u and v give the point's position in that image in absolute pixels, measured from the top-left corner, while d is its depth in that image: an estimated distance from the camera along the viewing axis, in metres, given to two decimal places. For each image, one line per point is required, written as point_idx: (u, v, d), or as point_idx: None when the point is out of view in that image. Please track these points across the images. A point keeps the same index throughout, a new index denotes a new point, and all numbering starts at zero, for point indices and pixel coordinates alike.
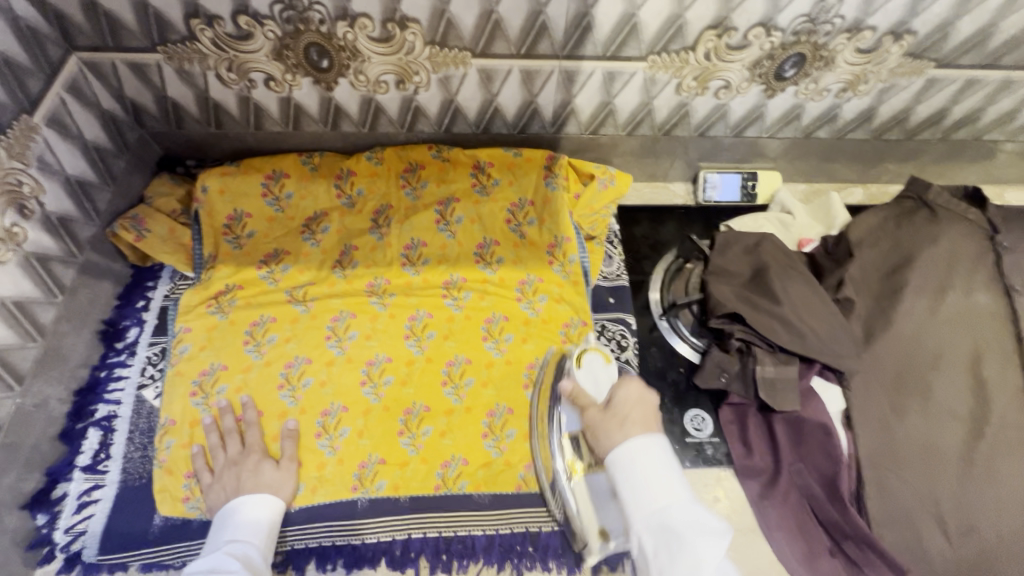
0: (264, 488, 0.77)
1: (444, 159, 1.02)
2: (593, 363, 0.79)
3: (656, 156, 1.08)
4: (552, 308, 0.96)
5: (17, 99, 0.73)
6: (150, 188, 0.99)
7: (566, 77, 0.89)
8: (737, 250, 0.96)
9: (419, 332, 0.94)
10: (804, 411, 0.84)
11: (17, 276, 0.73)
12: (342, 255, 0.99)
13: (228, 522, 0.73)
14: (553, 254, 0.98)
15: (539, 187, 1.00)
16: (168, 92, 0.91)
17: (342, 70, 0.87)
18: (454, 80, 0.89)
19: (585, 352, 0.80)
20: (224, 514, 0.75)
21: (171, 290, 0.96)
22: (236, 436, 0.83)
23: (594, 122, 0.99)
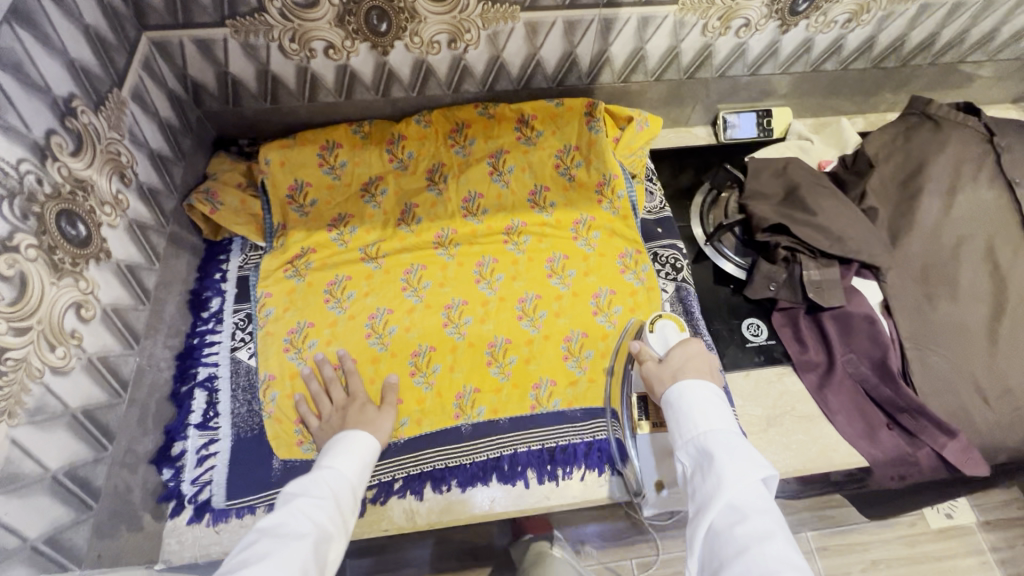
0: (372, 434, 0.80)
1: (489, 116, 1.08)
2: (666, 328, 0.81)
3: (680, 100, 1.17)
4: (608, 242, 1.03)
5: (109, 73, 0.77)
6: (212, 166, 1.03)
7: (605, 26, 0.97)
8: (768, 174, 1.06)
9: (489, 275, 1.00)
10: (850, 305, 0.94)
11: (126, 240, 0.77)
12: (405, 213, 1.04)
13: (330, 450, 0.72)
14: (602, 192, 1.06)
15: (581, 132, 1.08)
16: (230, 68, 0.95)
17: (399, 33, 0.93)
18: (502, 35, 0.96)
19: (657, 319, 0.82)
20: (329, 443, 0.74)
21: (244, 261, 1.00)
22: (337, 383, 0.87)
23: (626, 70, 1.07)
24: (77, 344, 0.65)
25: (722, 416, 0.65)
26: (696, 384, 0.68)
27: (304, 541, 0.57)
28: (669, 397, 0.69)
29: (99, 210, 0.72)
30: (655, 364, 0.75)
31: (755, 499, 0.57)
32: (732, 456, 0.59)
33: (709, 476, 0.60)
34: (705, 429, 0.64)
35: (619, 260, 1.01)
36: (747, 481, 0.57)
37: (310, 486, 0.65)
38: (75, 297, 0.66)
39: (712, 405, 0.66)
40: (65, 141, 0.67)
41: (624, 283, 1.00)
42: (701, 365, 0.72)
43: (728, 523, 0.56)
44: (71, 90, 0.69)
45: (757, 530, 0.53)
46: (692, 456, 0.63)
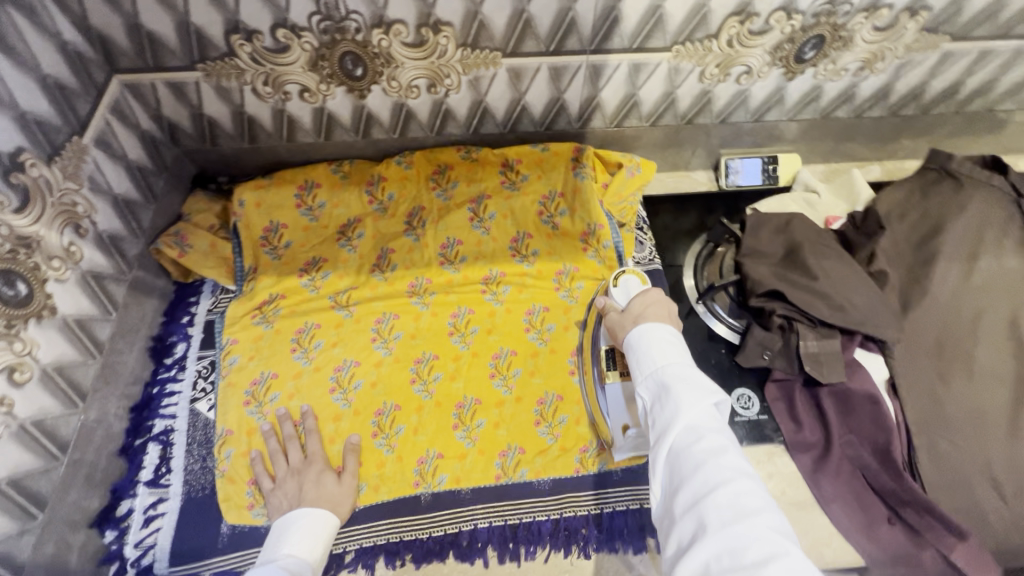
0: (321, 502, 0.77)
1: (473, 159, 1.04)
2: (629, 282, 0.84)
3: (679, 145, 1.11)
4: (590, 296, 0.97)
5: (69, 121, 0.75)
6: (187, 206, 1.00)
7: (593, 72, 0.91)
8: (768, 230, 0.98)
9: (463, 327, 0.95)
10: (851, 382, 0.86)
11: (77, 293, 0.75)
12: (380, 259, 1.00)
13: (287, 534, 0.72)
14: (587, 242, 1.00)
15: (568, 179, 1.02)
16: (204, 109, 0.92)
17: (376, 77, 0.89)
18: (484, 81, 0.91)
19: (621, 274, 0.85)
20: (280, 528, 0.73)
21: (214, 304, 0.97)
22: (294, 442, 0.83)
23: (619, 115, 1.01)
24: (5, 411, 0.63)
25: (679, 353, 0.64)
26: (654, 329, 0.67)
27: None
28: (631, 339, 0.69)
29: (45, 266, 0.69)
30: (616, 313, 0.76)
31: (711, 419, 0.57)
32: (688, 387, 0.59)
33: (666, 403, 0.59)
34: (663, 363, 0.62)
35: None
36: (703, 405, 0.57)
37: (272, 571, 0.64)
38: (7, 362, 0.63)
39: (671, 345, 0.65)
40: (8, 198, 0.64)
41: None
42: (658, 305, 0.74)
43: (687, 441, 0.55)
44: (19, 144, 0.66)
45: (713, 449, 0.54)
46: (651, 391, 0.62)
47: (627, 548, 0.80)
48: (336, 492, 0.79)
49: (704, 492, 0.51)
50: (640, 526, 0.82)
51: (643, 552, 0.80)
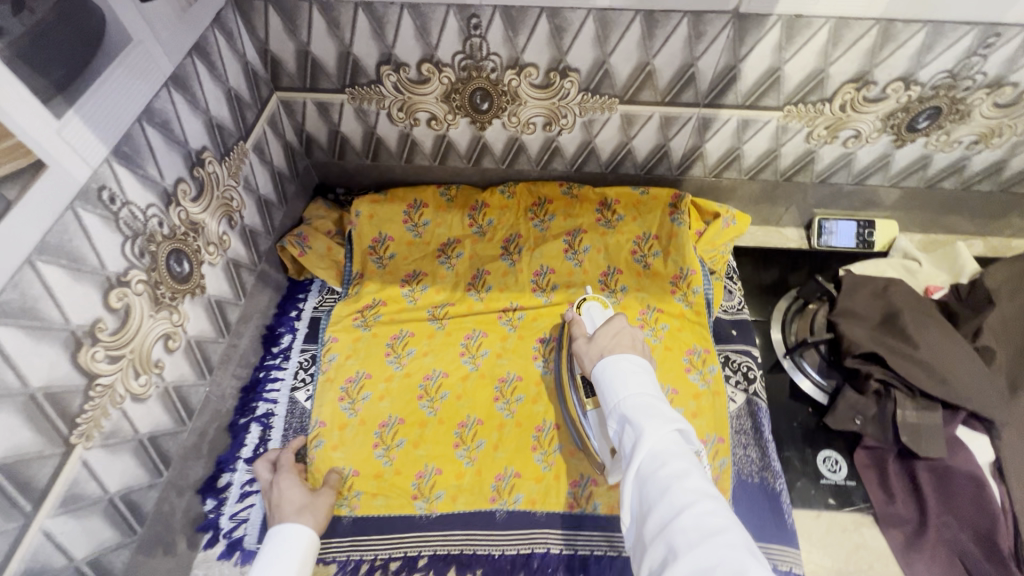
0: (291, 515, 0.75)
1: (572, 196, 1.10)
2: (592, 309, 0.90)
3: (773, 200, 1.12)
4: (675, 336, 0.98)
5: (239, 128, 0.86)
6: (308, 211, 1.11)
7: (702, 124, 0.96)
8: (865, 293, 0.97)
9: (547, 353, 0.98)
10: (952, 460, 0.82)
11: (221, 277, 0.83)
12: (475, 279, 1.06)
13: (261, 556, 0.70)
14: (677, 285, 1.02)
15: (664, 222, 1.05)
16: (340, 128, 1.03)
17: (499, 112, 0.97)
18: (597, 123, 0.97)
19: (585, 301, 0.92)
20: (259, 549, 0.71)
21: (319, 303, 1.05)
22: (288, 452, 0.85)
23: (719, 166, 1.04)
24: (158, 372, 0.70)
25: (641, 380, 0.68)
26: (618, 359, 0.72)
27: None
28: (596, 374, 0.73)
29: (204, 250, 0.78)
30: (585, 343, 0.81)
31: (676, 448, 0.59)
32: (649, 414, 0.62)
33: (632, 430, 0.62)
34: (625, 394, 0.67)
35: (686, 356, 0.96)
36: (666, 434, 0.60)
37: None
38: (166, 329, 0.71)
39: (634, 374, 0.69)
40: (189, 188, 0.74)
41: (687, 383, 0.94)
42: (622, 343, 0.77)
43: (652, 470, 0.58)
44: (204, 143, 0.77)
45: (675, 473, 0.56)
46: (615, 424, 0.67)
47: None
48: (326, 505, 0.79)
49: (671, 517, 0.53)
50: None
51: None
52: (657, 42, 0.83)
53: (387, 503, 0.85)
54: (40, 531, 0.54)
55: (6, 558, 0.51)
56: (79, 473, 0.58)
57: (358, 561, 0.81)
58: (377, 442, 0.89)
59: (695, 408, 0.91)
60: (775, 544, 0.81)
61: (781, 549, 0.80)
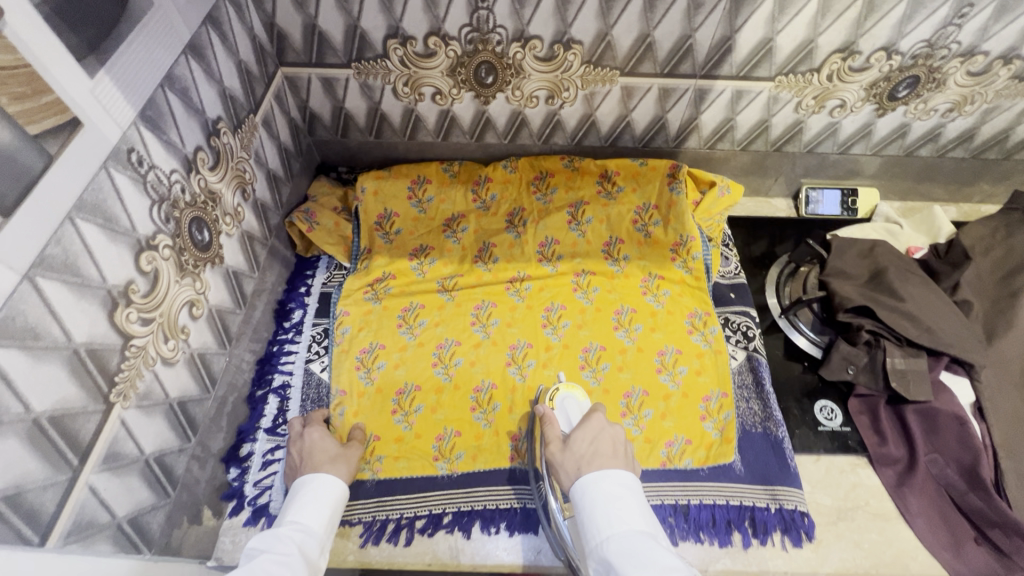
0: (326, 461, 0.77)
1: (573, 169, 1.13)
2: (567, 402, 0.85)
3: (764, 171, 1.18)
4: (676, 301, 1.03)
5: (249, 101, 0.86)
6: (312, 189, 1.12)
7: (698, 95, 1.00)
8: (852, 253, 1.03)
9: (555, 321, 1.01)
10: (938, 402, 0.88)
11: (237, 249, 0.84)
12: (482, 251, 1.08)
13: (296, 499, 0.71)
14: (677, 252, 1.06)
15: (662, 193, 1.09)
16: (345, 104, 1.04)
17: (503, 86, 0.99)
18: (598, 96, 1.00)
19: (559, 392, 0.87)
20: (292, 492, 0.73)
21: (328, 278, 1.06)
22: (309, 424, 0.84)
23: (714, 137, 1.09)
24: (184, 339, 0.71)
25: (628, 514, 0.62)
26: (600, 478, 0.66)
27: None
28: (575, 496, 0.67)
29: (221, 221, 0.79)
30: (560, 451, 0.73)
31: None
32: (641, 568, 0.56)
33: None
34: (609, 535, 0.61)
35: (688, 319, 1.01)
36: None
37: (273, 542, 0.63)
38: (190, 295, 0.72)
39: (618, 503, 0.63)
40: (207, 157, 0.74)
41: (690, 343, 0.99)
42: (600, 444, 0.72)
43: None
44: (219, 114, 0.77)
45: None
46: (598, 569, 0.60)
47: (713, 540, 0.83)
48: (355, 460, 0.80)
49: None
50: (727, 520, 0.84)
51: (730, 546, 0.82)
52: (657, 14, 0.86)
53: (409, 465, 0.87)
54: (86, 486, 0.55)
55: (57, 510, 0.52)
56: (119, 431, 0.59)
57: (384, 520, 0.83)
58: (395, 409, 0.91)
59: (699, 366, 0.96)
60: (779, 486, 0.86)
61: (785, 490, 0.85)
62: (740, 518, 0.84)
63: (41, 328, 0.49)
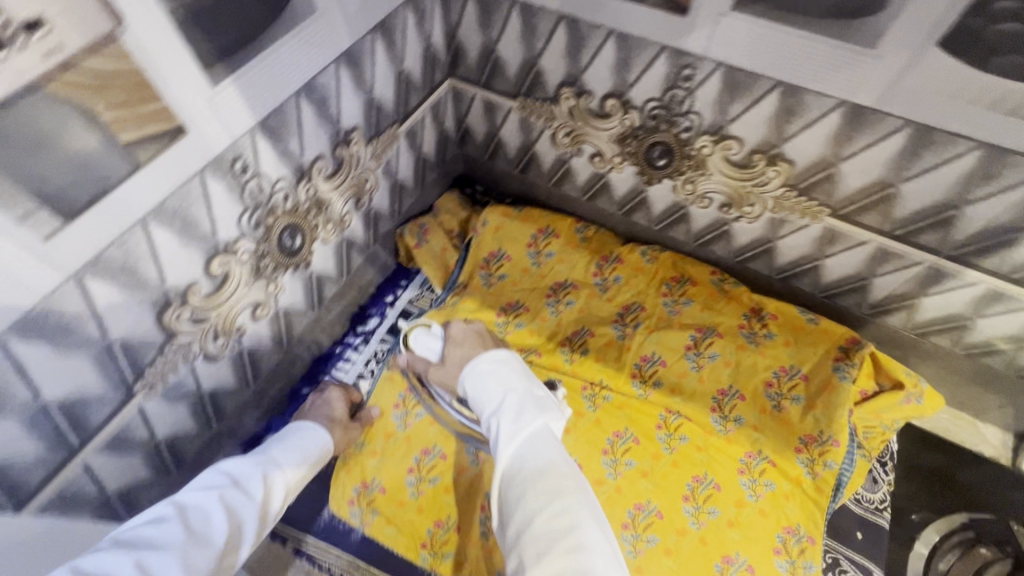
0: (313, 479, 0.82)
1: (721, 288, 0.92)
2: (418, 336, 0.79)
3: (987, 391, 0.84)
4: (776, 504, 0.80)
5: (399, 111, 0.81)
6: (440, 200, 1.06)
7: (932, 274, 0.72)
8: None
9: (619, 454, 0.85)
10: None
11: (330, 254, 0.81)
12: (576, 336, 0.94)
13: (283, 439, 0.72)
14: (806, 445, 0.81)
15: (822, 364, 0.84)
16: (500, 131, 0.94)
17: (674, 173, 0.81)
18: (789, 225, 0.78)
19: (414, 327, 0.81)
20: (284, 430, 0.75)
21: (415, 297, 1.01)
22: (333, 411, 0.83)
23: (930, 326, 0.80)
24: (237, 337, 0.70)
25: (508, 379, 0.63)
26: (480, 359, 0.66)
27: (253, 495, 0.60)
28: (459, 379, 0.67)
29: (321, 227, 0.76)
30: (441, 368, 0.75)
31: (539, 441, 0.56)
32: (519, 412, 0.58)
33: (495, 425, 0.58)
34: (491, 398, 0.61)
35: (781, 536, 0.78)
36: (530, 427, 0.57)
37: (244, 468, 0.63)
38: (258, 298, 0.70)
39: (499, 375, 0.63)
40: (326, 166, 0.71)
41: (768, 567, 0.76)
42: (467, 347, 0.72)
43: (512, 470, 0.53)
44: (357, 123, 0.73)
45: (535, 471, 0.52)
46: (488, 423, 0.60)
47: None
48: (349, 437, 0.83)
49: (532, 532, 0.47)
50: None
51: None
52: (917, 165, 0.62)
53: (394, 535, 0.79)
54: (81, 464, 0.56)
55: (43, 483, 0.53)
56: (132, 419, 0.59)
57: None
58: (412, 469, 0.83)
59: None
60: None
61: None
62: None
63: (76, 324, 0.49)
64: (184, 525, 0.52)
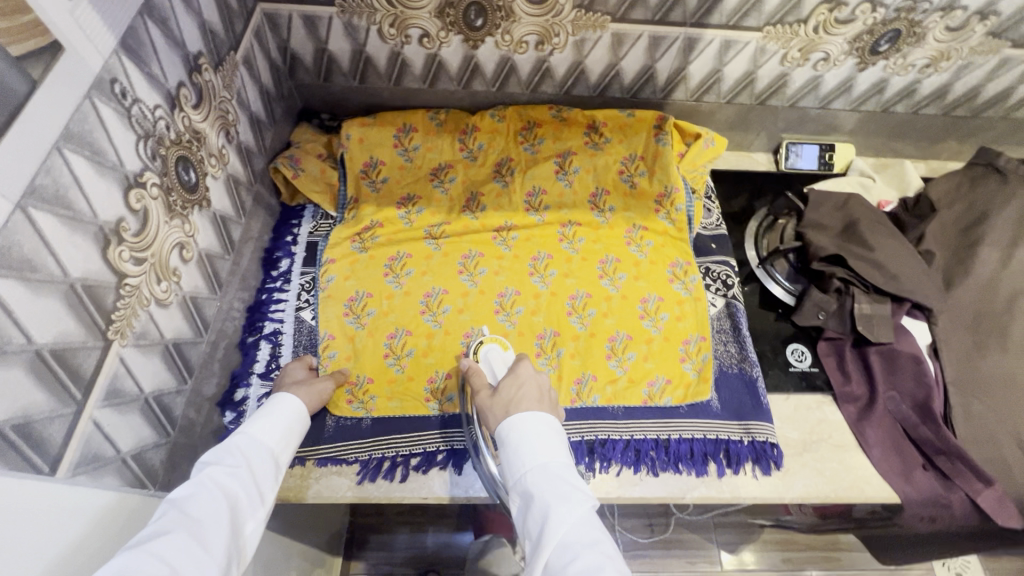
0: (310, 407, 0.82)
1: (561, 119, 1.12)
2: (490, 351, 0.87)
3: (747, 126, 1.20)
4: (658, 251, 1.06)
5: (230, 37, 0.83)
6: (295, 135, 1.09)
7: (688, 44, 1.00)
8: (828, 205, 1.08)
9: (542, 269, 1.03)
10: (899, 344, 0.95)
11: (223, 193, 0.82)
12: (470, 201, 1.08)
13: (254, 418, 0.73)
14: (660, 203, 1.08)
15: (648, 144, 1.10)
16: (328, 45, 1.00)
17: (493, 29, 0.97)
18: (589, 43, 0.99)
19: (482, 344, 0.89)
20: (258, 411, 0.75)
21: (314, 228, 1.05)
22: (298, 369, 0.87)
23: (701, 89, 1.10)
24: (177, 281, 0.70)
25: (549, 446, 0.69)
26: (523, 418, 0.71)
27: (238, 473, 0.65)
28: (501, 433, 0.72)
29: (207, 162, 0.77)
30: (489, 395, 0.78)
31: (584, 534, 0.60)
32: (562, 497, 0.63)
33: (539, 511, 0.63)
34: (531, 465, 0.67)
35: (670, 269, 1.04)
36: (575, 519, 0.61)
37: (225, 455, 0.66)
38: (180, 238, 0.70)
39: (539, 436, 0.70)
40: (190, 94, 0.72)
41: (671, 291, 1.02)
42: (529, 386, 0.77)
43: (562, 563, 0.58)
44: (200, 49, 0.74)
45: (584, 569, 0.56)
46: (519, 502, 0.67)
47: (690, 470, 0.89)
48: (323, 392, 0.84)
49: None
50: (704, 453, 0.90)
51: (704, 476, 0.89)
52: None
53: (401, 405, 0.89)
54: (91, 420, 0.56)
55: (65, 440, 0.52)
56: (118, 369, 0.59)
57: (380, 459, 0.85)
58: (388, 353, 0.92)
59: (679, 312, 1.00)
60: (752, 421, 0.92)
61: (758, 425, 0.91)
62: (716, 450, 0.90)
63: (37, 260, 0.49)
64: (184, 535, 0.56)
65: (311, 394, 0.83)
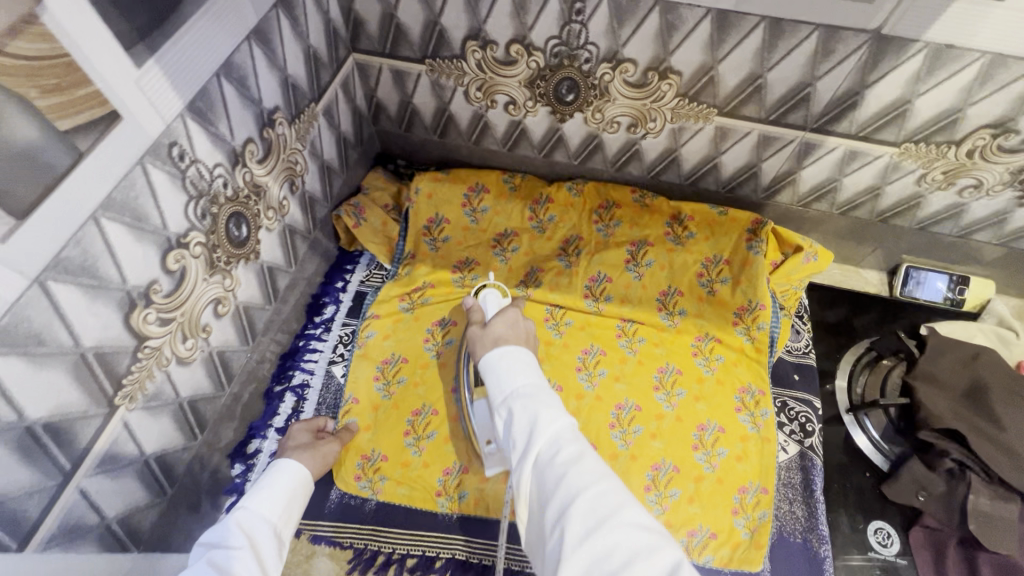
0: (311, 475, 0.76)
1: (643, 205, 1.03)
2: (489, 294, 0.83)
3: (859, 241, 1.03)
4: (729, 371, 0.92)
5: (313, 89, 0.81)
6: (367, 179, 1.08)
7: (804, 149, 0.87)
8: (953, 358, 0.88)
9: (591, 367, 0.93)
10: (1022, 558, 0.75)
11: (276, 243, 0.81)
12: (528, 276, 1.00)
13: (255, 489, 0.65)
14: (740, 317, 0.95)
15: (738, 248, 0.98)
16: (413, 99, 0.97)
17: (583, 106, 0.89)
18: (687, 132, 0.89)
19: (483, 289, 0.86)
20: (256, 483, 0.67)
21: (366, 277, 1.02)
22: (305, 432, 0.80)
23: (811, 195, 0.96)
24: (205, 337, 0.68)
25: (531, 371, 0.61)
26: (503, 352, 0.63)
27: (241, 554, 0.55)
28: (484, 363, 0.64)
29: (263, 214, 0.75)
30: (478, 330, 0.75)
31: (573, 430, 0.54)
32: (547, 402, 0.56)
33: (521, 415, 0.55)
34: (516, 383, 0.59)
35: (738, 395, 0.90)
36: (561, 420, 0.54)
37: (222, 535, 0.57)
38: (217, 293, 0.68)
39: (526, 365, 0.61)
40: (257, 149, 0.70)
41: (736, 423, 0.88)
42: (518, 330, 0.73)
43: (549, 457, 0.52)
44: (277, 103, 0.73)
45: (573, 459, 0.50)
46: (503, 416, 0.58)
47: None
48: (327, 455, 0.78)
49: (573, 503, 0.47)
50: None
51: None
52: (776, 54, 0.74)
53: (409, 493, 0.82)
54: (77, 490, 0.53)
55: (41, 514, 0.50)
56: (119, 434, 0.57)
57: (375, 552, 0.79)
58: (408, 430, 0.86)
59: (741, 451, 0.86)
60: None
61: None
62: None
63: (47, 333, 0.47)
64: None
65: (315, 460, 0.77)
